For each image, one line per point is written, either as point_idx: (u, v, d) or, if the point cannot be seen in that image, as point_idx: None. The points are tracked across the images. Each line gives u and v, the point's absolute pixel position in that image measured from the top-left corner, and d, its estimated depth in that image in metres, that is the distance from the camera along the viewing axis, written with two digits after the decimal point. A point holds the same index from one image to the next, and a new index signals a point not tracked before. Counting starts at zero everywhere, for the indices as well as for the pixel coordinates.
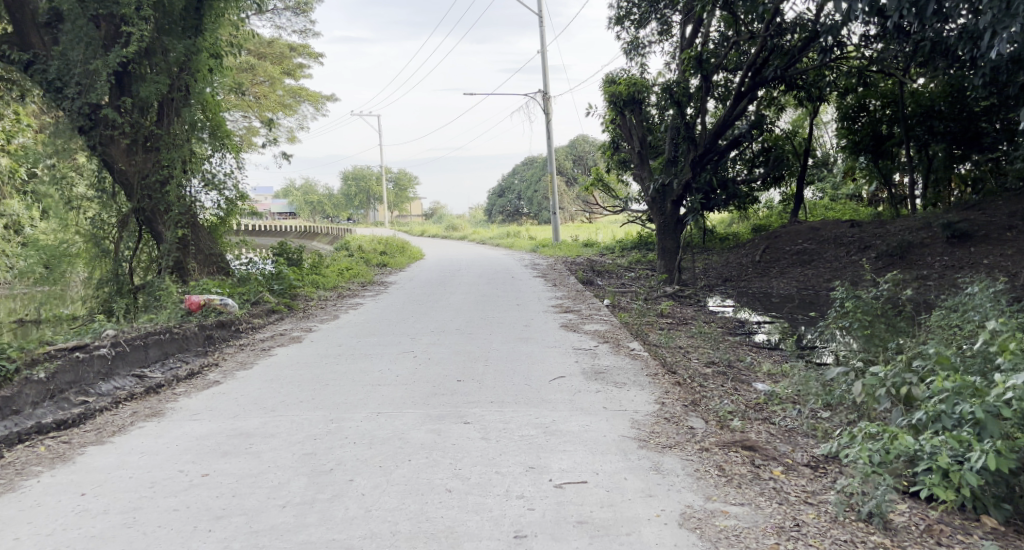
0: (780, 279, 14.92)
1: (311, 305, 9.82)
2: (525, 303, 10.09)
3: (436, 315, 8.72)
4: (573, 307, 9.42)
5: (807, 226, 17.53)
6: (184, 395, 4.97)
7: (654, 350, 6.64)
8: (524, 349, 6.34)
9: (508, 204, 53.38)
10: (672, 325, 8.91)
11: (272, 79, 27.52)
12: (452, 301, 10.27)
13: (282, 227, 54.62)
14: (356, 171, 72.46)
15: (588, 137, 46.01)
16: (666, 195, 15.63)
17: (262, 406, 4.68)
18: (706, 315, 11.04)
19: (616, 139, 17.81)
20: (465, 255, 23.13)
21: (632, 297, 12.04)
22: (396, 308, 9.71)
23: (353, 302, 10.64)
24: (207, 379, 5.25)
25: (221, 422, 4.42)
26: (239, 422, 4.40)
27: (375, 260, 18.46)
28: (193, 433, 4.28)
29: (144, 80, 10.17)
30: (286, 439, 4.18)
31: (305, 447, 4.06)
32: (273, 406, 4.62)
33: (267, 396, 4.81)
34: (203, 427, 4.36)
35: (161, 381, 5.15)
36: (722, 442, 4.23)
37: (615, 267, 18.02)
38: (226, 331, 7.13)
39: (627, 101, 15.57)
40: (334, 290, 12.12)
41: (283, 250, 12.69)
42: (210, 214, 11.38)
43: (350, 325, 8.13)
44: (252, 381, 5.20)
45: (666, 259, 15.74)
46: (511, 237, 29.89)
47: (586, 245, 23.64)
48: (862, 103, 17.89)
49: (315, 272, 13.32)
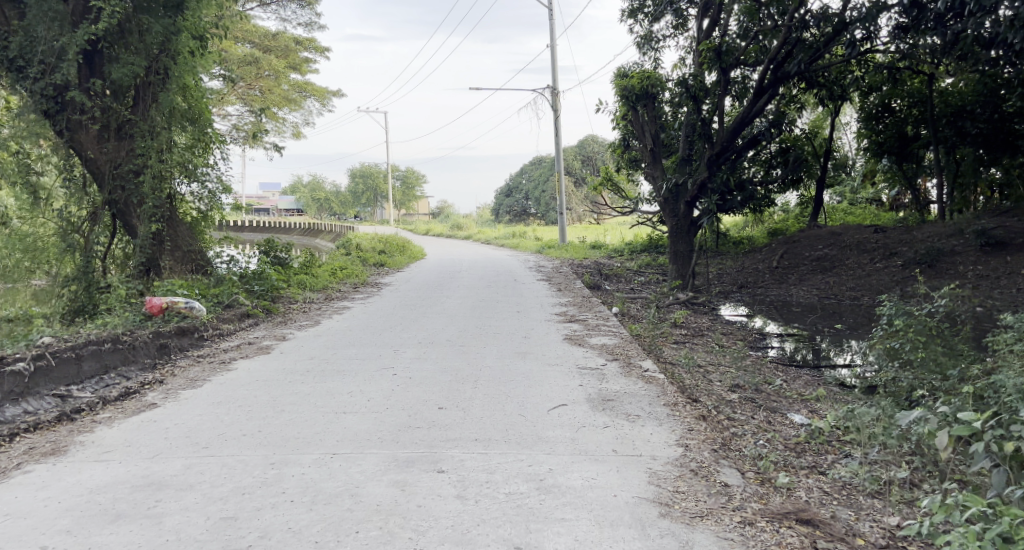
0: (799, 287, 14.11)
1: (292, 308, 9.06)
2: (526, 310, 9.29)
3: (427, 323, 7.94)
4: (578, 316, 8.62)
5: (828, 230, 16.67)
6: (98, 427, 4.18)
7: (670, 369, 5.85)
8: (522, 367, 5.56)
9: (516, 204, 52.58)
10: (688, 339, 8.08)
11: (277, 73, 26.73)
12: (448, 306, 9.49)
13: (288, 226, 54.02)
14: (364, 169, 71.80)
15: (599, 137, 45.13)
16: (679, 196, 14.82)
17: (198, 442, 3.92)
18: (724, 325, 10.22)
19: (627, 137, 17.00)
20: (469, 256, 22.35)
21: (642, 304, 11.23)
22: (387, 313, 8.95)
23: (341, 305, 9.87)
24: (134, 405, 4.44)
25: (135, 464, 3.69)
26: (156, 466, 3.66)
27: (372, 258, 17.69)
28: (91, 483, 3.52)
29: (118, 61, 9.44)
30: (205, 493, 3.42)
31: (224, 510, 3.28)
32: (207, 442, 3.89)
33: (206, 427, 4.08)
34: (109, 472, 3.62)
35: (79, 406, 4.39)
36: (770, 511, 3.41)
37: (623, 271, 17.21)
38: (187, 339, 6.36)
39: (639, 96, 14.78)
40: (324, 291, 11.34)
41: (270, 247, 11.83)
42: (195, 209, 10.85)
43: (332, 332, 7.37)
44: (196, 403, 4.45)
45: (679, 264, 14.95)
46: (518, 238, 29.06)
47: (594, 247, 22.81)
48: (886, 102, 17.03)
49: (306, 271, 12.55)
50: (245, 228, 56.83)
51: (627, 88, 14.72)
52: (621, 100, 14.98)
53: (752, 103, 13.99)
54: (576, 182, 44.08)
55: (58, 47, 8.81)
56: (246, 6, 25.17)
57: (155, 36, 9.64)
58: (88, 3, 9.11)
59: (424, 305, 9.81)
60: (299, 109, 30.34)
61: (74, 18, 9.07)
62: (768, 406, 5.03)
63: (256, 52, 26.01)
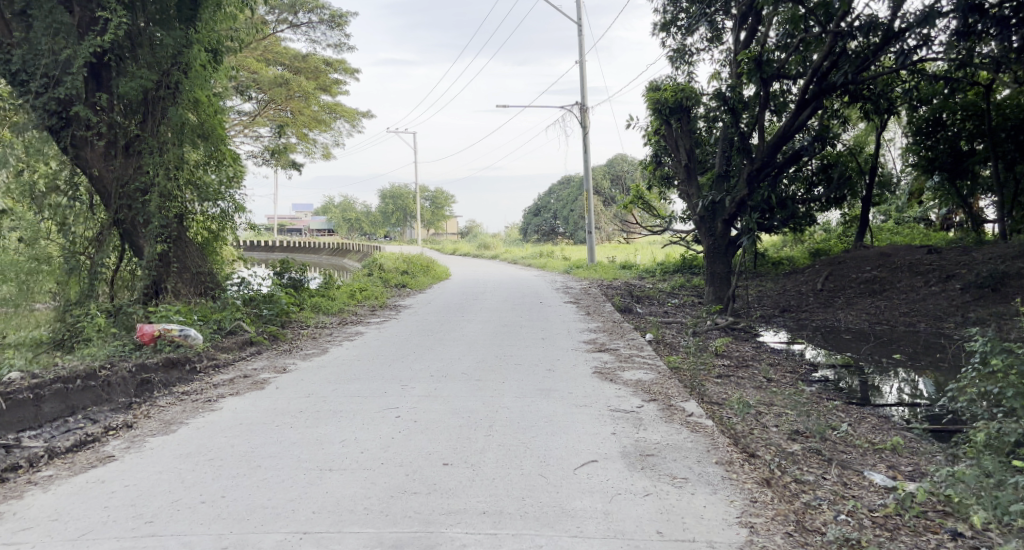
0: (848, 312, 13.47)
1: (301, 334, 8.45)
2: (550, 336, 8.60)
3: (444, 352, 7.30)
4: (610, 344, 7.90)
5: (876, 251, 15.79)
6: (33, 493, 3.61)
7: (717, 412, 5.15)
8: (544, 407, 4.90)
9: (544, 224, 52.02)
10: (734, 373, 7.33)
11: (307, 94, 26.50)
12: (468, 332, 8.83)
13: (316, 247, 54.01)
14: (394, 190, 71.85)
15: (628, 156, 44.43)
16: (716, 214, 14.04)
17: (143, 516, 3.34)
18: (770, 354, 9.46)
19: (659, 153, 16.28)
20: (495, 276, 21.66)
21: (679, 331, 10.49)
22: (401, 339, 8.32)
23: (355, 330, 9.27)
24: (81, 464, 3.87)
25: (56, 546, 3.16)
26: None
27: (395, 279, 17.11)
28: None
29: (125, 75, 8.88)
30: None
31: None
32: (151, 515, 3.34)
33: (156, 493, 3.53)
34: None
35: (15, 462, 3.84)
36: None
37: (656, 293, 16.43)
38: (177, 372, 5.74)
39: (673, 109, 14.09)
40: (339, 314, 10.74)
41: (285, 268, 11.30)
42: (208, 226, 10.35)
43: (340, 362, 6.76)
44: (160, 458, 3.89)
45: (716, 285, 14.12)
46: (545, 258, 28.39)
47: (624, 267, 22.02)
48: (938, 116, 16.16)
49: (323, 294, 12.00)
50: (275, 247, 56.99)
51: (660, 101, 14.04)
52: (654, 113, 14.30)
53: (794, 117, 13.20)
54: (606, 201, 43.38)
55: (62, 60, 8.32)
56: (276, 27, 24.98)
57: (165, 48, 9.09)
58: (94, 13, 8.61)
59: (442, 330, 9.18)
60: (328, 130, 30.09)
61: (80, 30, 8.59)
62: (839, 459, 4.32)
63: (286, 74, 25.84)
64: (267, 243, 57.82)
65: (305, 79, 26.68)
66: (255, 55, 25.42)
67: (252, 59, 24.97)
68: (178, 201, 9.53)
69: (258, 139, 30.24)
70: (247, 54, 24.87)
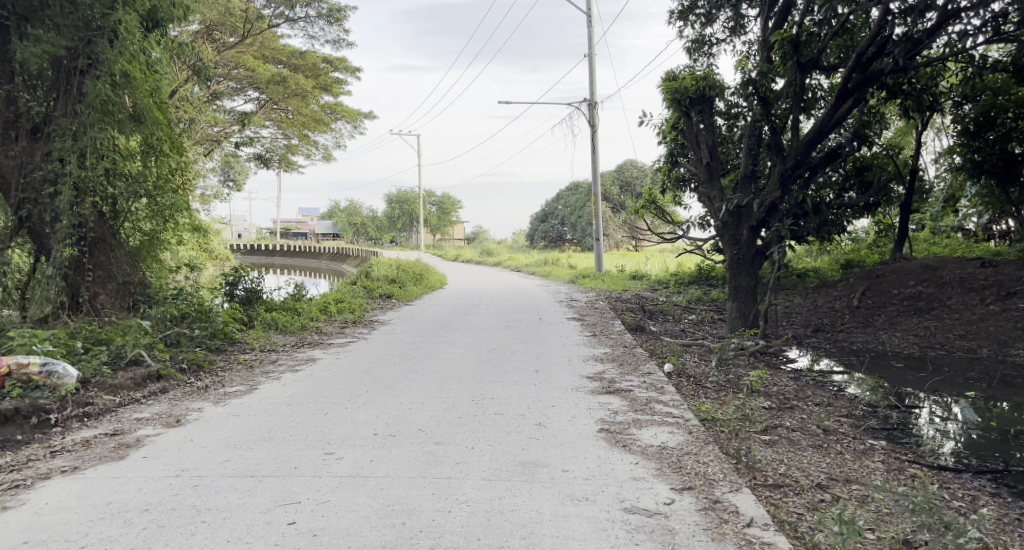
0: (892, 332, 11.94)
1: (235, 362, 6.82)
2: (547, 369, 6.92)
3: (408, 388, 5.78)
4: (621, 382, 6.28)
5: (919, 263, 14.13)
6: None
7: (783, 509, 3.72)
8: (519, 505, 3.61)
9: (551, 230, 50.31)
10: (782, 425, 5.68)
11: (305, 93, 25.16)
12: (447, 362, 7.18)
13: (317, 253, 52.50)
14: (400, 194, 70.16)
15: (639, 161, 42.69)
16: (742, 219, 12.40)
17: None
18: (814, 390, 7.87)
19: (675, 152, 14.66)
20: (494, 285, 20.00)
21: (701, 359, 8.85)
22: (361, 369, 6.69)
23: (309, 354, 7.66)
24: None
25: None
26: None
27: (382, 289, 15.51)
28: None
29: (31, 41, 7.35)
30: None
31: None
32: None
33: None
34: None
35: None
36: None
37: (669, 307, 14.75)
38: (13, 428, 4.47)
39: (694, 100, 12.42)
40: (299, 332, 9.14)
41: (239, 277, 9.75)
42: (141, 227, 8.57)
43: (268, 405, 5.16)
44: None
45: (741, 301, 12.40)
46: (551, 265, 26.74)
47: (633, 278, 20.31)
48: (990, 114, 14.48)
49: (287, 308, 10.40)
50: (277, 251, 55.77)
51: (678, 91, 12.38)
52: (671, 105, 12.62)
53: (832, 110, 11.52)
54: (615, 208, 41.75)
55: None
56: (272, 22, 23.26)
57: (85, 8, 7.48)
58: None
59: (417, 357, 7.52)
60: (329, 131, 28.65)
61: None
62: None
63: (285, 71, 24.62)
64: (270, 248, 56.54)
65: (303, 77, 25.30)
66: (251, 51, 24.13)
67: (247, 55, 23.68)
68: (99, 192, 7.90)
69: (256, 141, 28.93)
70: (243, 50, 23.55)
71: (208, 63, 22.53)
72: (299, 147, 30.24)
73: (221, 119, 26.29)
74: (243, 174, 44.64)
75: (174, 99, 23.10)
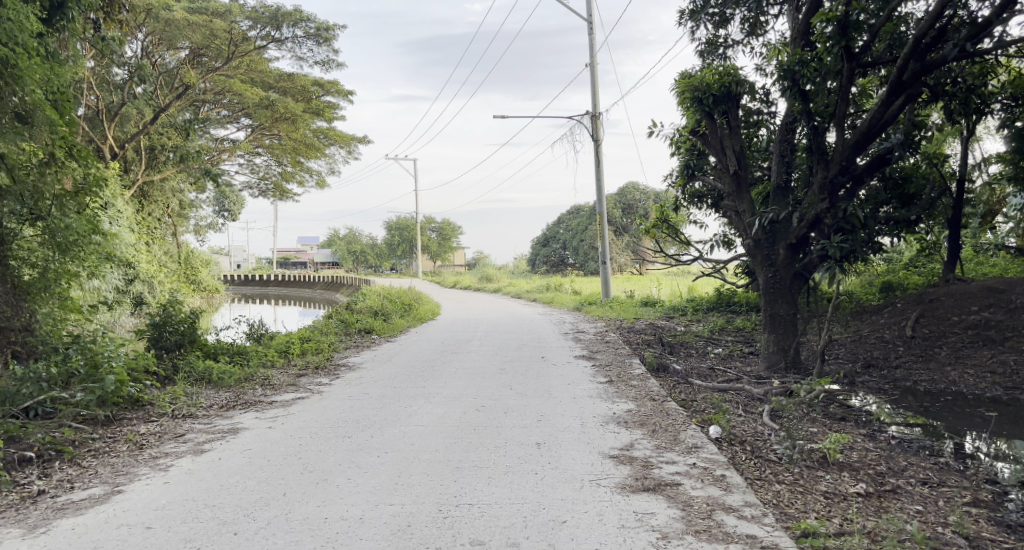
0: (961, 368, 10.05)
1: (121, 438, 4.99)
2: (550, 440, 5.10)
3: (342, 479, 4.17)
4: (658, 467, 4.44)
5: (979, 286, 12.23)
6: None
7: None
8: None
9: (553, 254, 48.55)
10: (908, 536, 3.83)
11: (294, 118, 23.71)
12: (417, 432, 5.33)
13: (312, 282, 50.79)
14: (400, 221, 68.44)
15: (642, 184, 40.83)
16: (777, 236, 10.49)
17: None
18: (907, 458, 5.95)
19: (693, 162, 12.78)
20: (493, 314, 18.12)
21: (748, 417, 6.94)
22: (294, 447, 4.87)
23: (235, 421, 5.79)
24: None
25: None
26: None
27: (362, 322, 13.60)
28: None
29: None
30: None
31: None
32: None
33: None
34: None
35: None
36: None
37: (691, 339, 12.87)
38: None
39: (718, 98, 10.44)
40: (237, 386, 7.29)
41: (169, 318, 7.90)
42: (32, 258, 6.80)
43: (115, 528, 3.61)
44: None
45: (779, 333, 10.49)
46: (553, 292, 24.88)
47: (645, 304, 18.42)
48: None
49: (231, 355, 8.59)
50: (273, 281, 54.18)
51: (698, 89, 10.40)
52: (690, 106, 10.63)
53: (881, 106, 9.51)
54: (618, 231, 39.96)
55: None
56: (258, 44, 21.05)
57: None
58: None
59: (379, 423, 5.64)
60: (322, 157, 27.01)
61: None
62: None
63: (273, 94, 23.33)
64: (264, 277, 55.01)
65: (291, 100, 23.74)
66: (238, 75, 22.42)
67: (235, 78, 22.07)
68: None
69: (247, 167, 27.47)
70: (228, 73, 21.93)
71: (189, 85, 21.10)
72: (292, 174, 28.63)
73: (205, 146, 24.87)
74: (237, 204, 43.09)
75: (155, 121, 21.93)
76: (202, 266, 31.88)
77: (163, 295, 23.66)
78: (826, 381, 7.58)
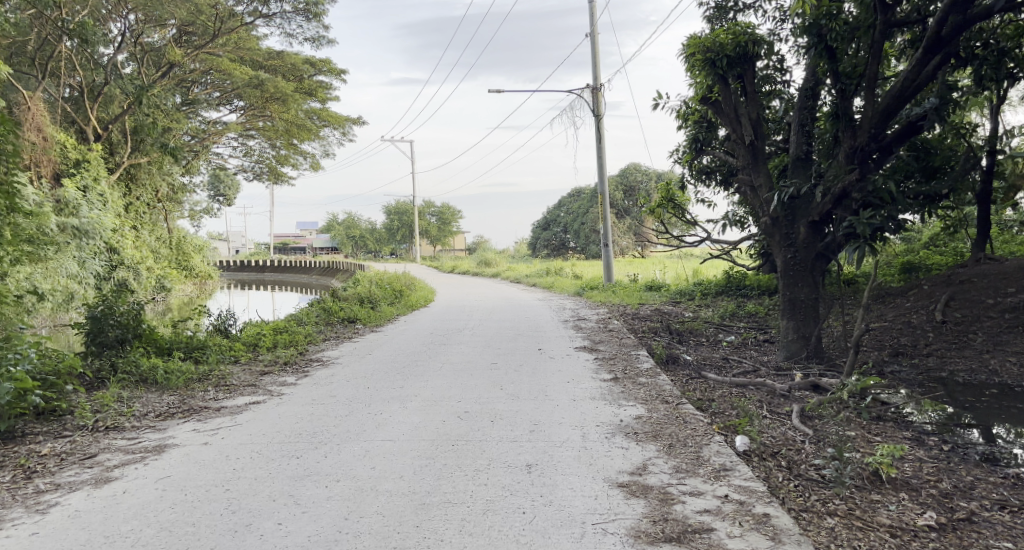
0: (1001, 357, 9.06)
1: (10, 466, 4.09)
2: (544, 459, 4.21)
3: (270, 525, 3.40)
4: (679, 511, 3.57)
5: (1016, 266, 11.18)
6: None
7: None
8: None
9: (553, 237, 47.55)
10: None
11: (284, 98, 22.61)
12: (384, 447, 4.44)
13: (308, 267, 49.85)
14: (398, 205, 67.38)
15: (644, 165, 39.64)
16: (799, 213, 9.46)
17: None
18: (969, 470, 4.98)
19: (702, 134, 11.72)
20: (489, 299, 17.15)
21: (775, 421, 5.95)
22: (226, 472, 3.95)
23: (166, 435, 4.86)
24: None
25: None
26: None
27: (346, 310, 12.65)
28: None
29: None
30: None
31: None
32: None
33: None
34: None
35: None
36: None
37: (700, 325, 11.88)
38: None
39: (732, 60, 9.42)
40: (182, 389, 6.35)
41: (109, 309, 6.95)
42: None
43: None
44: None
45: (799, 320, 9.48)
46: (553, 276, 23.89)
47: (649, 288, 17.43)
48: None
49: (185, 351, 7.66)
50: (268, 267, 53.14)
51: (711, 50, 9.40)
52: (701, 70, 9.60)
53: (915, 65, 8.33)
54: (620, 214, 38.94)
55: None
56: (246, 20, 19.89)
57: None
58: None
59: (340, 437, 4.70)
60: (316, 139, 25.97)
61: None
62: None
63: (263, 73, 22.21)
64: (260, 263, 53.98)
65: (279, 79, 22.62)
66: (225, 53, 21.32)
67: (223, 57, 20.97)
68: None
69: (237, 150, 26.42)
70: (215, 50, 20.79)
71: (174, 64, 20.02)
72: (286, 157, 27.58)
73: (193, 128, 23.80)
74: (232, 189, 42.10)
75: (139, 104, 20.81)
76: (196, 252, 30.93)
77: (149, 282, 22.72)
78: (869, 378, 6.38)
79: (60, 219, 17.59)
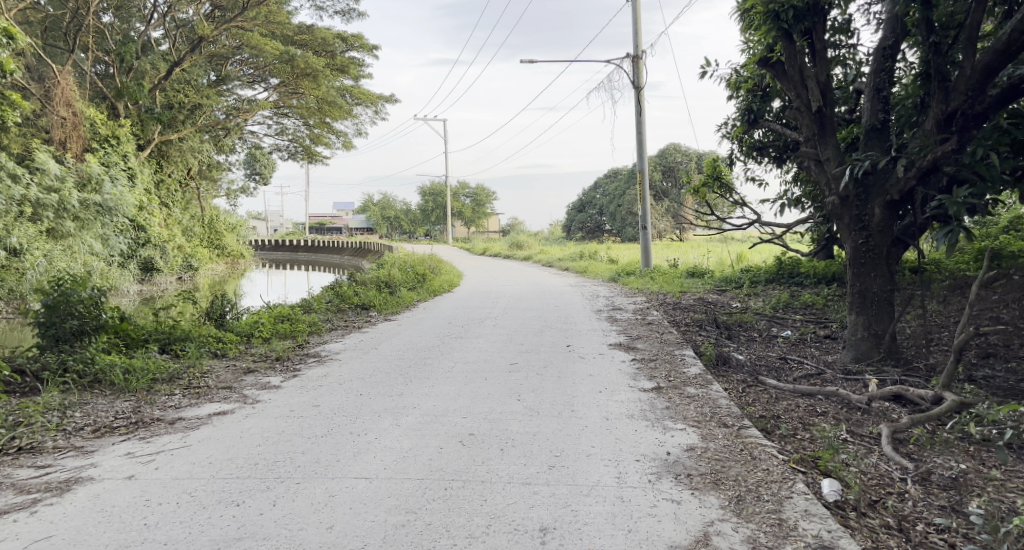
0: None
1: None
2: (564, 519, 3.40)
3: None
4: None
5: None
6: None
7: None
8: None
9: (589, 220, 46.09)
10: None
11: (314, 75, 21.60)
12: (359, 491, 3.58)
13: (340, 248, 49.18)
14: (433, 186, 66.34)
15: (685, 145, 37.90)
16: (874, 189, 8.07)
17: None
18: None
19: (757, 102, 10.34)
20: (520, 284, 15.99)
21: (864, 449, 4.71)
22: (132, 531, 3.30)
23: (91, 463, 3.94)
24: None
25: None
26: None
27: (360, 295, 11.64)
28: None
29: None
30: None
31: None
32: None
33: None
34: None
35: None
36: None
37: (751, 318, 10.63)
38: None
39: (799, 12, 8.06)
40: (141, 392, 5.39)
41: (67, 297, 6.05)
42: None
43: None
44: None
45: (871, 315, 8.13)
46: (588, 260, 22.62)
47: (691, 275, 16.12)
48: None
49: (161, 344, 6.75)
50: (302, 246, 52.49)
51: None
52: (761, 22, 8.24)
53: None
54: (660, 197, 37.34)
55: None
56: None
57: None
58: None
59: (305, 468, 3.81)
60: (347, 117, 24.97)
61: None
62: None
63: (294, 47, 21.14)
64: (294, 242, 53.41)
65: (309, 54, 21.61)
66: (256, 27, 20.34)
67: (255, 31, 19.98)
68: None
69: (270, 128, 25.63)
70: (245, 24, 19.77)
71: (203, 39, 19.10)
72: (319, 136, 26.65)
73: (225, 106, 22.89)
74: (266, 168, 41.35)
75: (168, 78, 19.81)
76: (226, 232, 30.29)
77: (173, 262, 21.94)
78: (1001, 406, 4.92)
79: (82, 195, 16.53)
